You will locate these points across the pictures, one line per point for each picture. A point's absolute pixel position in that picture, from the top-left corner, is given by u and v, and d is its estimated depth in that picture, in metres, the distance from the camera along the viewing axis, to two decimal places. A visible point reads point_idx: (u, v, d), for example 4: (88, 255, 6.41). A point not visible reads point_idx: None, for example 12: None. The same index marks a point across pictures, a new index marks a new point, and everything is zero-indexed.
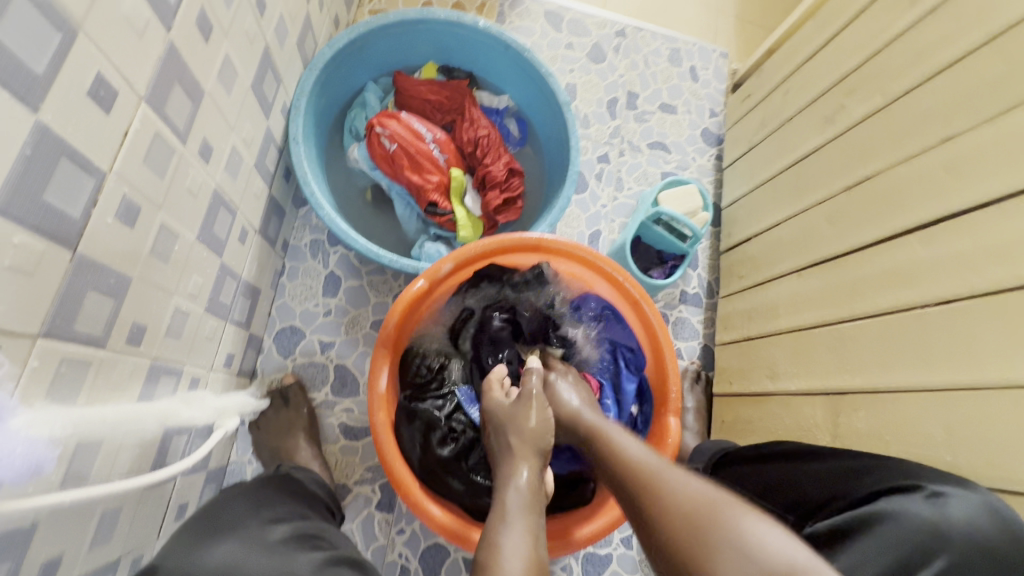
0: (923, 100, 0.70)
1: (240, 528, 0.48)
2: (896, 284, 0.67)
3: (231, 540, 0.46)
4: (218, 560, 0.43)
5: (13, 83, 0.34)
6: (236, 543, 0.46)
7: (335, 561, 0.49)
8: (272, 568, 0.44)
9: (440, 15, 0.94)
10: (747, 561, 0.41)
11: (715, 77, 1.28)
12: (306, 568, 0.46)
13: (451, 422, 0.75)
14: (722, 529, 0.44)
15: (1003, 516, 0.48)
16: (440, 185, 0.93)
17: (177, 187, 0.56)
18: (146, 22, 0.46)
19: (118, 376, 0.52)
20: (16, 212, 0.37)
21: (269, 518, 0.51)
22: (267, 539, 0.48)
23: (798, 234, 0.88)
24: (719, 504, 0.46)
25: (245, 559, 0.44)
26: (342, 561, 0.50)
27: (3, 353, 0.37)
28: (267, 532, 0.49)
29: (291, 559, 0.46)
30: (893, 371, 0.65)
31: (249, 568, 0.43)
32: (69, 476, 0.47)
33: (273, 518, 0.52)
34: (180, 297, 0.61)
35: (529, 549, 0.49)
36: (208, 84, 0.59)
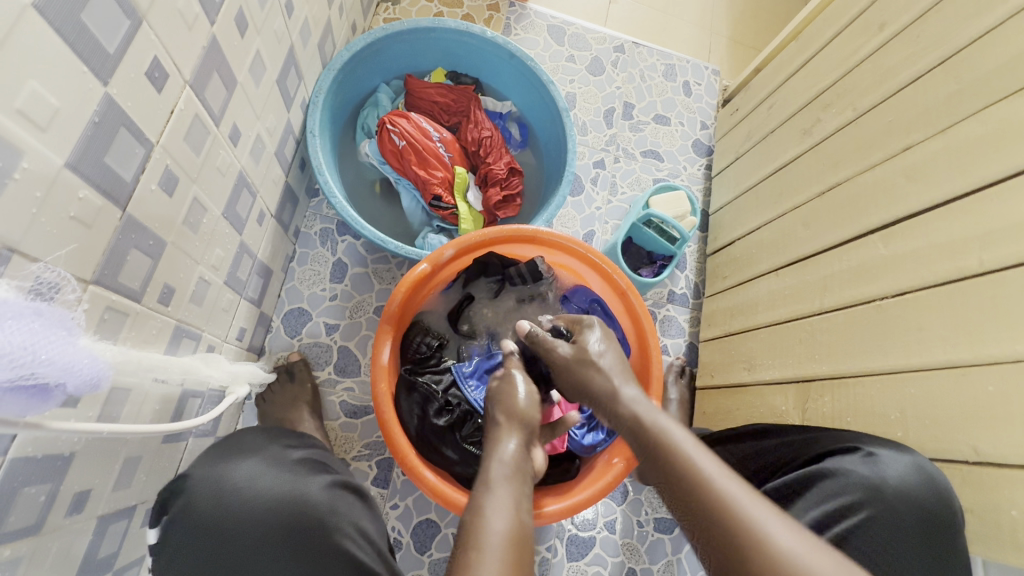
0: (887, 114, 0.77)
1: (261, 450, 0.60)
2: (861, 279, 0.73)
3: (255, 461, 0.58)
4: (243, 475, 0.56)
5: (91, 60, 0.40)
6: (258, 461, 0.58)
7: (343, 485, 0.60)
8: (286, 487, 0.56)
9: (450, 25, 1.02)
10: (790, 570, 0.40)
11: (707, 92, 1.36)
12: (317, 486, 0.58)
13: (448, 395, 0.81)
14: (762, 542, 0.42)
15: (928, 472, 0.56)
16: (445, 181, 1.00)
17: (209, 165, 0.62)
18: (195, 16, 0.52)
19: (149, 330, 0.57)
20: (84, 170, 0.42)
21: (287, 444, 0.63)
22: (285, 459, 0.60)
23: (777, 236, 0.94)
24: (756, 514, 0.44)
25: (264, 475, 0.57)
26: (347, 483, 0.61)
27: (76, 280, 0.44)
28: (286, 452, 0.61)
29: (306, 480, 0.58)
30: (854, 358, 0.71)
31: (266, 483, 0.56)
32: (104, 415, 0.52)
33: (289, 444, 0.63)
34: (204, 267, 0.67)
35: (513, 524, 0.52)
36: (241, 74, 0.65)
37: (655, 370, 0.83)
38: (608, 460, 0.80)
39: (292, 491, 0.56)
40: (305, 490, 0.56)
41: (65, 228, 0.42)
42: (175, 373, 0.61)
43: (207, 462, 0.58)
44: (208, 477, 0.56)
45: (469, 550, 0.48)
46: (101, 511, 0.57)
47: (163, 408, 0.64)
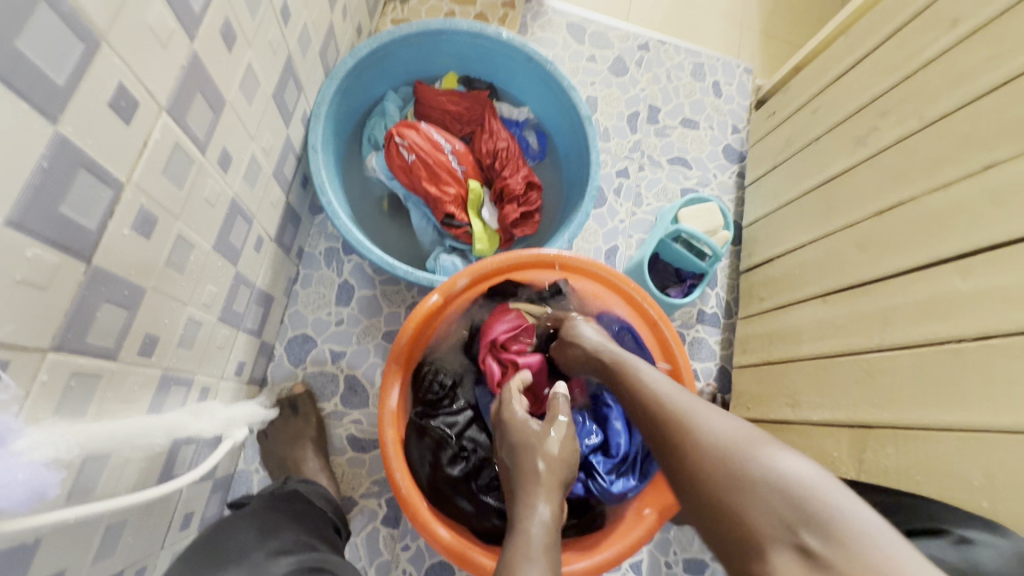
0: (960, 126, 0.67)
1: (246, 561, 0.50)
2: (932, 316, 0.64)
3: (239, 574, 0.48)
4: None
5: (33, 95, 0.33)
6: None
7: None
8: None
9: (462, 26, 0.94)
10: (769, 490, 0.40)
11: (738, 93, 1.26)
12: None
13: (462, 440, 0.74)
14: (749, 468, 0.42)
15: None
16: (458, 197, 0.92)
17: (195, 197, 0.55)
18: (170, 32, 0.45)
19: (127, 388, 0.51)
20: (32, 225, 0.36)
21: (276, 550, 0.52)
22: (271, 574, 0.48)
23: (824, 258, 0.85)
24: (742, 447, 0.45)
25: None
26: None
27: (9, 374, 0.36)
28: (271, 567, 0.50)
29: None
30: (925, 408, 0.62)
31: None
32: (74, 491, 0.46)
33: (280, 549, 0.53)
34: (193, 307, 0.61)
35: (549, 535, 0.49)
36: (230, 93, 0.58)
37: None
38: (639, 512, 0.73)
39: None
40: None
41: (9, 296, 0.35)
42: (157, 435, 0.55)
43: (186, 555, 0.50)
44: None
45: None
46: None
47: (149, 466, 0.58)
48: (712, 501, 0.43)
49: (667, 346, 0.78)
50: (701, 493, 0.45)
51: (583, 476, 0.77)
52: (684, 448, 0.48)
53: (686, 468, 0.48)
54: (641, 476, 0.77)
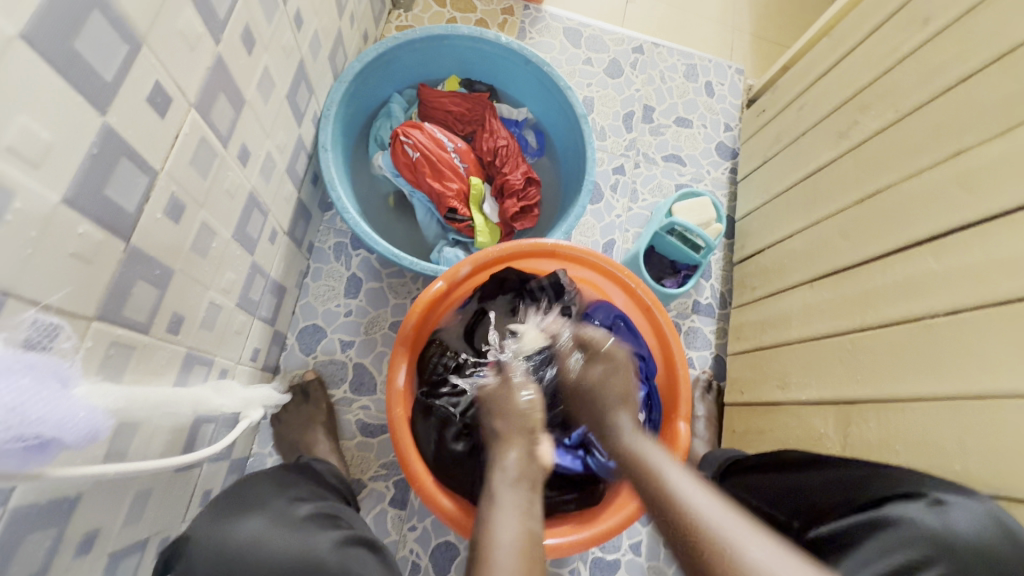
0: (931, 117, 0.71)
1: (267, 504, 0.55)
2: (909, 295, 0.68)
3: (258, 518, 0.53)
4: (247, 534, 0.51)
5: (86, 89, 0.38)
6: (263, 521, 0.53)
7: (352, 541, 0.55)
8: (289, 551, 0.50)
9: (463, 32, 0.99)
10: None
11: (730, 93, 1.31)
12: (325, 547, 0.52)
13: (467, 419, 0.77)
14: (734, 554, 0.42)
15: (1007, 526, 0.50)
16: (460, 193, 0.97)
17: (217, 188, 0.60)
18: (198, 36, 0.50)
19: (157, 361, 0.56)
20: (83, 204, 0.40)
21: (294, 497, 0.58)
22: (291, 517, 0.54)
23: (811, 246, 0.89)
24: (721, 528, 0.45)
25: (266, 537, 0.51)
26: (362, 538, 0.56)
27: (67, 330, 0.41)
28: (292, 510, 0.55)
29: (313, 538, 0.52)
30: (903, 381, 0.66)
31: (271, 546, 0.50)
32: (111, 453, 0.51)
33: (298, 497, 0.59)
34: (214, 291, 0.65)
35: (522, 535, 0.51)
36: (249, 93, 0.63)
37: (684, 394, 0.78)
38: (634, 486, 0.76)
39: (299, 553, 0.50)
40: (311, 550, 0.51)
41: (63, 265, 0.40)
42: (184, 406, 0.59)
43: (212, 510, 0.54)
44: (207, 541, 0.51)
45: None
46: (112, 547, 0.56)
47: (175, 438, 0.63)
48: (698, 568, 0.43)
49: (663, 332, 0.82)
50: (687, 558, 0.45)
51: (581, 453, 0.81)
52: (667, 527, 0.48)
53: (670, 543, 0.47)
54: None
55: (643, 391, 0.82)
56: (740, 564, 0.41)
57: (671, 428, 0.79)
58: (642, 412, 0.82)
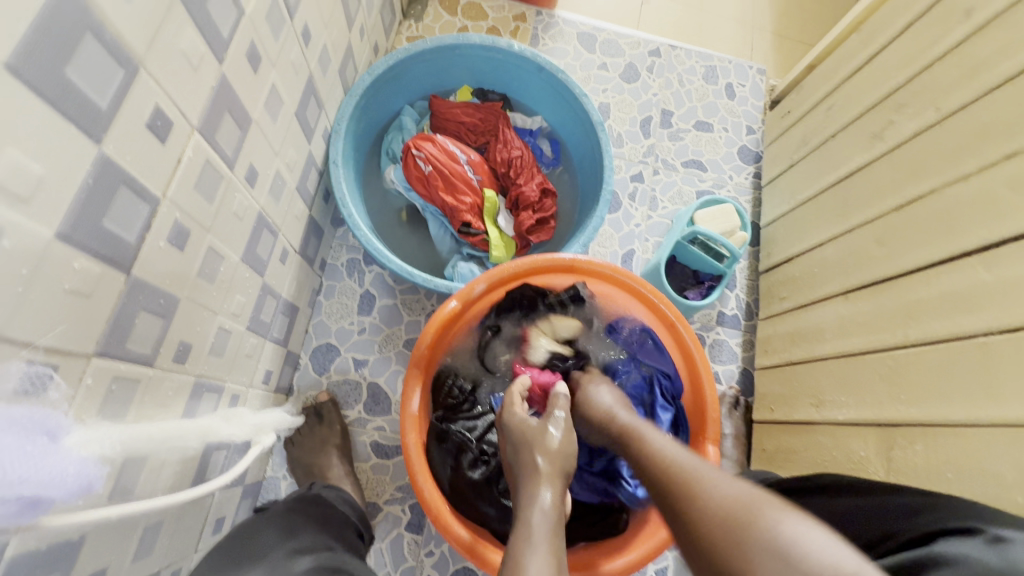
0: (978, 117, 0.66)
1: (265, 559, 0.52)
2: (959, 309, 0.63)
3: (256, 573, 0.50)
4: None
5: (80, 118, 0.36)
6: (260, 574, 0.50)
7: None
8: None
9: (475, 41, 0.96)
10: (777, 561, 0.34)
11: (752, 94, 1.26)
12: None
13: (483, 444, 0.74)
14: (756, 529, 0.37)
15: None
16: (474, 206, 0.94)
17: (225, 211, 0.58)
18: (201, 57, 0.48)
19: (164, 393, 0.54)
20: (80, 238, 0.38)
21: (295, 549, 0.54)
22: (291, 572, 0.50)
23: (845, 255, 0.84)
24: (754, 504, 0.39)
25: None
26: None
27: (63, 371, 0.39)
28: (291, 565, 0.51)
29: None
30: (955, 403, 0.61)
31: None
32: (116, 490, 0.49)
33: (300, 547, 0.55)
34: (223, 316, 0.63)
35: None
36: (255, 112, 0.61)
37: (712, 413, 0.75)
38: (660, 517, 0.70)
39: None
40: None
41: (58, 303, 0.38)
42: (191, 438, 0.57)
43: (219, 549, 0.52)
44: None
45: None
46: None
47: (184, 470, 0.61)
48: (716, 549, 0.38)
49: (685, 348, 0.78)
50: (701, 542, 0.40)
51: (604, 480, 0.76)
52: (684, 519, 0.43)
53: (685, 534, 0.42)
54: None
55: (668, 412, 0.77)
56: (761, 538, 0.36)
57: (699, 451, 0.75)
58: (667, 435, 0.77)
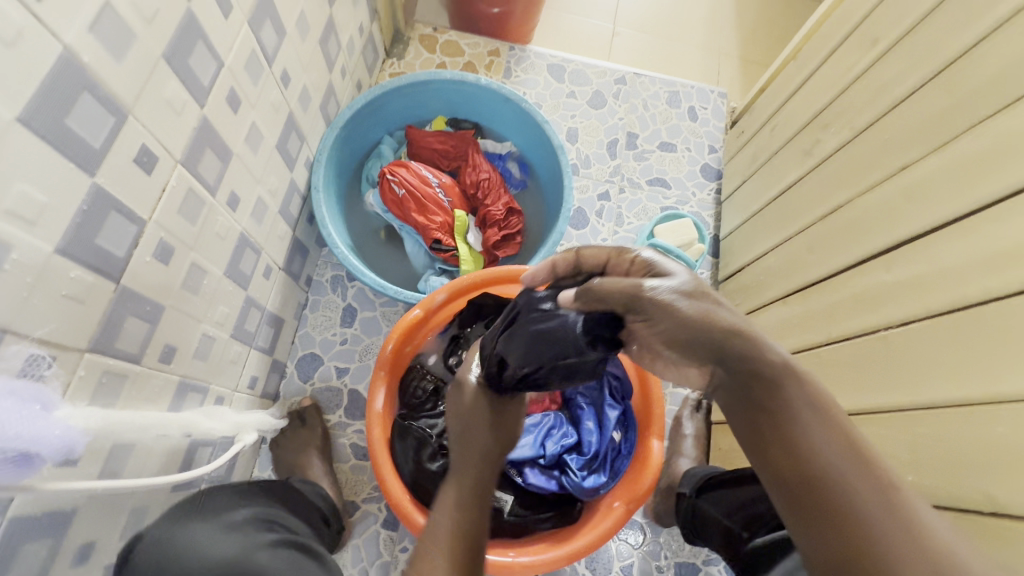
0: (881, 133, 0.73)
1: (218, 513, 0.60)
2: (868, 307, 0.69)
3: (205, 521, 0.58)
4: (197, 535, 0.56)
5: (77, 156, 0.45)
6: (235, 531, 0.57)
7: (286, 543, 0.60)
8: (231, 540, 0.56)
9: (445, 76, 1.06)
10: (919, 551, 0.34)
11: (714, 116, 1.34)
12: (263, 542, 0.58)
13: (443, 439, 0.81)
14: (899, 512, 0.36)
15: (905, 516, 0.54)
16: (445, 225, 1.03)
17: (207, 232, 0.67)
18: (183, 102, 0.58)
19: (150, 389, 0.62)
20: (75, 252, 0.47)
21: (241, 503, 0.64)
22: (230, 518, 0.60)
23: (783, 263, 0.90)
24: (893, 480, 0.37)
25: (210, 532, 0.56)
26: (295, 542, 0.61)
27: (58, 363, 0.47)
28: (232, 513, 0.61)
29: (253, 537, 0.58)
30: (866, 393, 0.66)
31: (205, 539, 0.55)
32: (105, 471, 0.57)
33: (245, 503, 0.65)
34: (207, 324, 0.72)
35: (462, 521, 0.56)
36: (236, 146, 0.71)
37: (657, 409, 0.81)
38: (608, 504, 0.77)
39: (237, 547, 0.56)
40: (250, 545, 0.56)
41: (56, 305, 0.46)
42: (173, 429, 0.65)
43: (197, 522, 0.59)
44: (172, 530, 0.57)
45: (419, 561, 0.52)
46: (108, 560, 0.61)
47: (169, 460, 0.68)
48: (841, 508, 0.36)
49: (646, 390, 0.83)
50: (827, 495, 0.37)
51: (556, 473, 0.82)
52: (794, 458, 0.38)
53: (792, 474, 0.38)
54: (612, 474, 0.81)
55: (615, 410, 0.84)
56: (911, 526, 0.35)
57: (644, 445, 0.80)
58: (616, 431, 0.83)
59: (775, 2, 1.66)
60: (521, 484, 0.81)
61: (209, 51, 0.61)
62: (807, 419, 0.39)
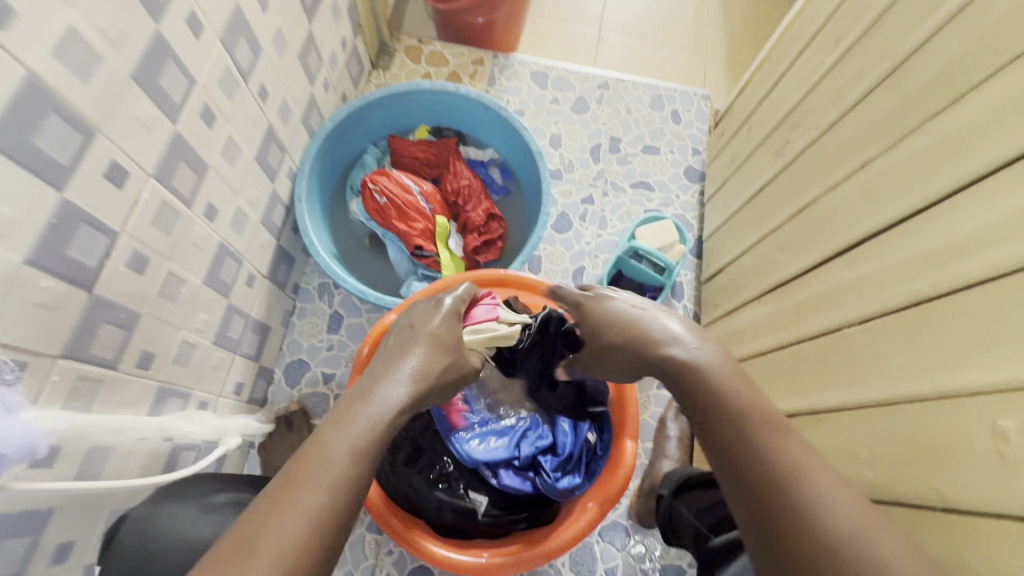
0: (842, 132, 0.74)
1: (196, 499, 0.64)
2: (831, 305, 0.69)
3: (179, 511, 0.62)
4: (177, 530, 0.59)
5: (44, 172, 0.48)
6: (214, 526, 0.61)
7: None
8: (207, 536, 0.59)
9: (425, 86, 1.09)
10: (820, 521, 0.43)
11: (697, 118, 1.35)
12: None
13: (418, 441, 0.82)
14: (802, 493, 0.44)
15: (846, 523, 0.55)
16: (426, 231, 1.05)
17: (183, 242, 0.70)
18: (153, 119, 0.61)
19: (128, 394, 0.65)
20: (45, 263, 0.50)
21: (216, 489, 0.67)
22: (208, 505, 0.64)
23: (758, 262, 0.91)
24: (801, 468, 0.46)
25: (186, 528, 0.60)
26: None
27: (29, 369, 0.50)
28: (210, 498, 0.65)
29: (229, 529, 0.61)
30: (829, 390, 0.67)
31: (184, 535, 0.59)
32: (83, 472, 0.59)
33: (219, 489, 0.67)
34: (187, 330, 0.75)
35: (363, 441, 0.50)
36: (212, 160, 0.74)
37: (631, 409, 0.83)
38: (582, 505, 0.78)
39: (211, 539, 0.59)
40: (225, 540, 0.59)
41: (27, 314, 0.49)
42: (148, 431, 0.67)
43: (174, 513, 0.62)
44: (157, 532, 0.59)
45: (296, 471, 0.46)
46: (89, 558, 0.64)
47: (151, 462, 0.71)
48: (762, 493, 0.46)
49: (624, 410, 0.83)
50: (749, 485, 0.47)
51: (531, 474, 0.82)
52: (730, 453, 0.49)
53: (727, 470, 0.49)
54: (586, 474, 0.82)
55: (590, 411, 0.86)
56: (814, 500, 0.44)
57: (618, 446, 0.82)
58: (591, 432, 0.85)
59: (761, 4, 1.67)
60: (495, 485, 0.80)
61: (179, 70, 0.64)
62: (728, 414, 0.51)
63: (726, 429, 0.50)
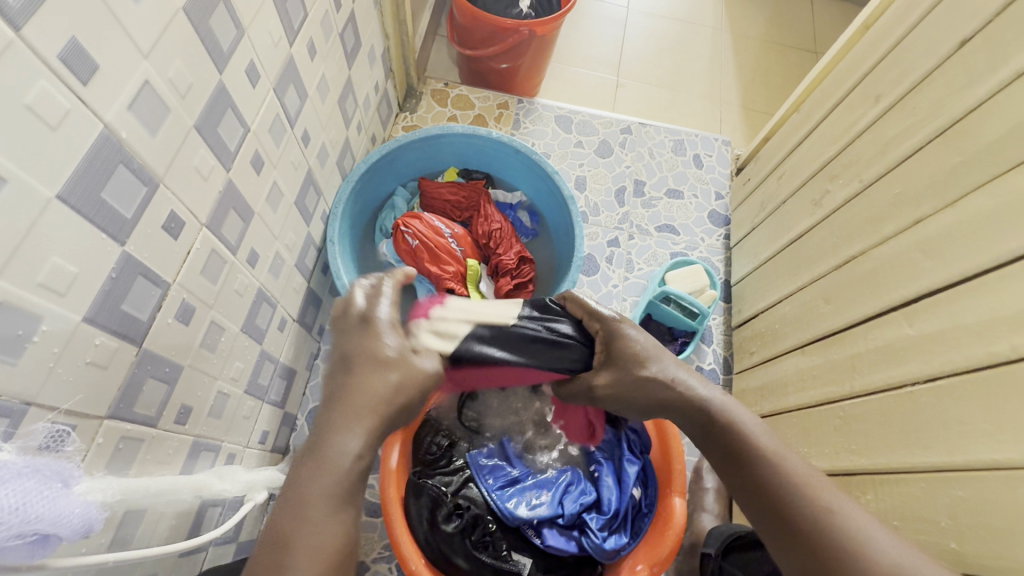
0: (891, 188, 0.75)
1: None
2: (890, 361, 0.68)
3: None
4: None
5: (108, 227, 0.46)
6: None
7: None
8: None
9: (458, 130, 1.10)
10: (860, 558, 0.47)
11: (718, 163, 1.37)
12: None
13: (457, 498, 0.79)
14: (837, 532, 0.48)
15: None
16: (457, 274, 1.04)
17: (227, 290, 0.68)
18: (211, 168, 0.60)
19: (164, 452, 0.61)
20: (102, 319, 0.48)
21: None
22: None
23: (799, 311, 0.90)
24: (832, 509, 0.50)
25: None
26: None
27: (77, 432, 0.47)
28: None
29: None
30: (896, 451, 0.65)
31: None
32: (116, 539, 0.55)
33: None
34: (223, 381, 0.72)
35: (326, 535, 0.47)
36: (258, 206, 0.73)
37: (677, 463, 0.79)
38: (632, 568, 0.74)
39: None
40: None
41: (80, 374, 0.46)
42: (184, 493, 0.62)
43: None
44: None
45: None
46: None
47: (179, 525, 0.67)
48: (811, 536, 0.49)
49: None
50: (795, 528, 0.50)
51: (576, 533, 0.78)
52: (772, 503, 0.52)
53: (769, 514, 0.52)
54: (634, 533, 0.78)
55: (635, 465, 0.83)
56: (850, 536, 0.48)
57: (666, 503, 0.78)
58: (636, 487, 0.81)
59: (771, 53, 1.73)
60: (541, 544, 0.77)
61: (237, 119, 0.63)
62: (763, 463, 0.55)
63: (748, 467, 0.55)
